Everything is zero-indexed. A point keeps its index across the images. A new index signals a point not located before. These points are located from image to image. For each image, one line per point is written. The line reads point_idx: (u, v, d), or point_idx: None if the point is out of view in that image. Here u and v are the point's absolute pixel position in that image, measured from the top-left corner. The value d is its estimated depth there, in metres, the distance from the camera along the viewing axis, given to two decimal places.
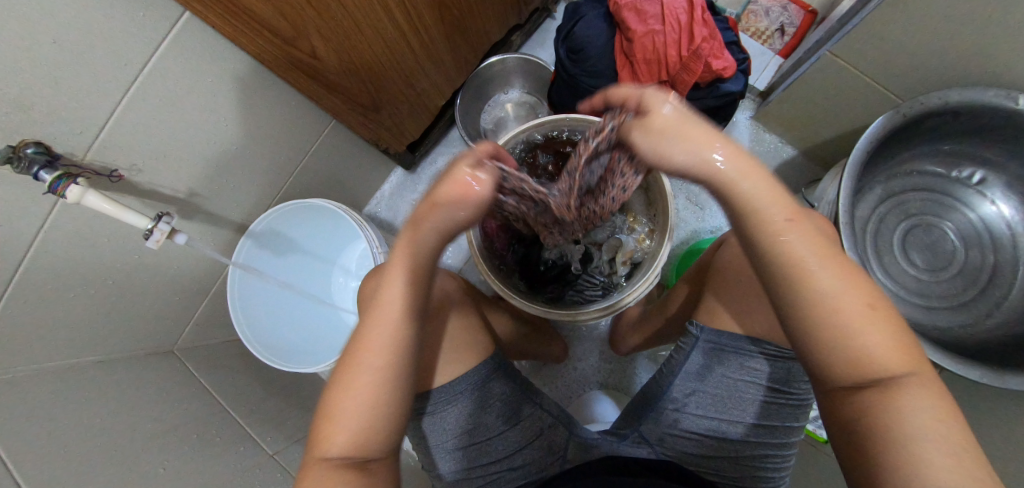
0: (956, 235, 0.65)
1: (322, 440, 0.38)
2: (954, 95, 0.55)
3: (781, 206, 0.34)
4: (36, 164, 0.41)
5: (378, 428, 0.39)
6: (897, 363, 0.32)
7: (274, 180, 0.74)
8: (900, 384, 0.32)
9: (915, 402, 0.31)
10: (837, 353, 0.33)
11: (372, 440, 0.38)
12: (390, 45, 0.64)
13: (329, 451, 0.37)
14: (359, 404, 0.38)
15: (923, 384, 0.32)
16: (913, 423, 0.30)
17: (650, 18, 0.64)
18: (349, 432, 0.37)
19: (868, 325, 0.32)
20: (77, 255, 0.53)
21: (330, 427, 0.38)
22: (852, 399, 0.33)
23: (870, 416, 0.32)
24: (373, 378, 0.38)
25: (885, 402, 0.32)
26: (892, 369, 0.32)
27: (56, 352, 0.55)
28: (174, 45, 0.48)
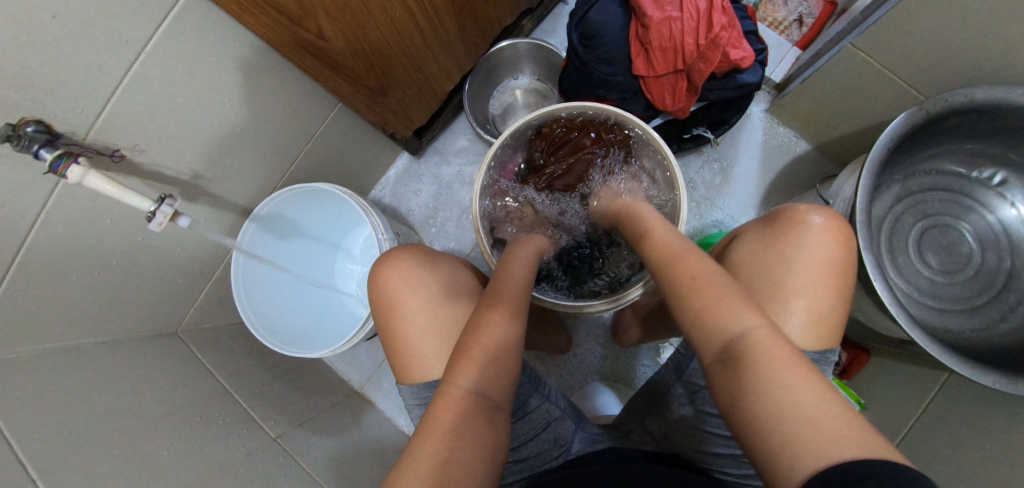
0: (973, 237, 0.64)
1: (458, 373, 0.42)
2: (982, 93, 0.52)
3: (666, 237, 0.51)
4: (37, 143, 0.40)
5: (500, 378, 0.43)
6: (744, 323, 0.36)
7: (278, 162, 0.73)
8: (750, 346, 0.35)
9: (788, 372, 0.32)
10: (704, 332, 0.38)
11: (499, 385, 0.43)
12: (398, 26, 0.62)
13: (468, 385, 0.41)
14: (489, 354, 0.44)
15: (772, 345, 0.34)
16: (765, 385, 0.32)
17: (668, 4, 0.61)
18: (485, 372, 0.42)
19: (727, 309, 0.37)
20: (80, 236, 0.52)
21: (469, 364, 0.42)
22: (720, 373, 0.35)
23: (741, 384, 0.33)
24: (499, 331, 0.46)
25: (754, 375, 0.33)
26: (739, 330, 0.36)
27: (59, 333, 0.54)
28: (176, 22, 0.46)
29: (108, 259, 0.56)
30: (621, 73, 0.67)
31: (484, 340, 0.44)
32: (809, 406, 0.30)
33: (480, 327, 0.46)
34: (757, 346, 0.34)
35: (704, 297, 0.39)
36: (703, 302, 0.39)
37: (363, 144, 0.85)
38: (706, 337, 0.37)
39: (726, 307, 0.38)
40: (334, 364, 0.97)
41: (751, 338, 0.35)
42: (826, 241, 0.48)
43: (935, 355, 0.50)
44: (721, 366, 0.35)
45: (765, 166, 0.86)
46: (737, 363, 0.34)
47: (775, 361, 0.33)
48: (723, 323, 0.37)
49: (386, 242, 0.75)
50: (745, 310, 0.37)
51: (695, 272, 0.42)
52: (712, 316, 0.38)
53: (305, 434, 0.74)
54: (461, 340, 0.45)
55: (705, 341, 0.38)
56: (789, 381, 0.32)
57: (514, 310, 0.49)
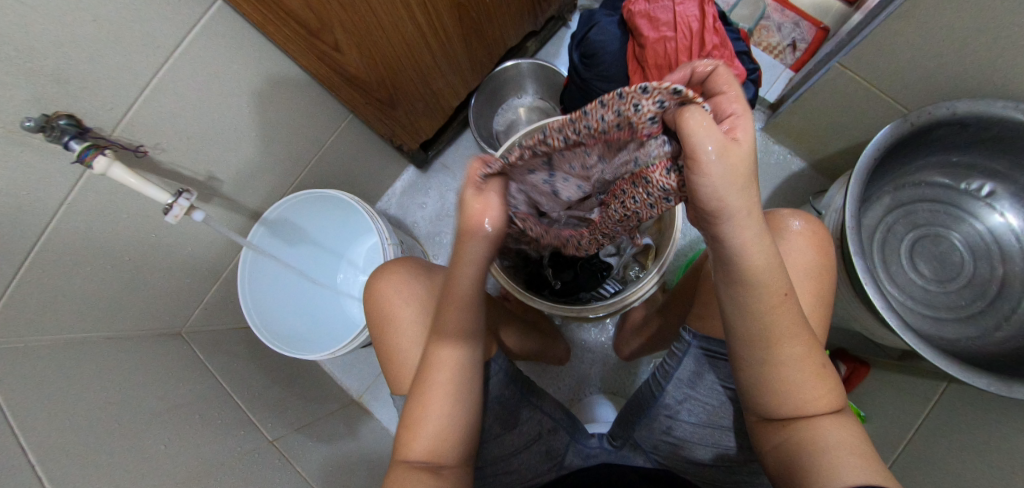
0: (964, 246, 0.65)
1: (404, 445, 0.45)
2: (961, 106, 0.55)
3: (785, 282, 0.37)
4: (67, 134, 0.43)
5: (453, 439, 0.45)
6: (817, 402, 0.40)
7: (291, 168, 0.76)
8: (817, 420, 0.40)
9: (836, 439, 0.38)
10: (792, 404, 0.40)
11: (446, 447, 0.45)
12: (410, 43, 0.67)
13: (412, 454, 0.44)
14: (444, 414, 0.45)
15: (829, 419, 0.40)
16: (815, 451, 0.38)
17: (662, 25, 0.66)
18: (430, 436, 0.44)
19: (817, 390, 0.40)
20: (99, 228, 0.54)
21: (414, 432, 0.44)
22: (796, 439, 0.40)
23: (802, 445, 0.39)
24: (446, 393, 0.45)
25: (813, 440, 0.39)
26: (816, 409, 0.40)
27: (68, 324, 0.55)
28: (204, 30, 0.50)
29: (122, 254, 0.58)
30: (619, 89, 0.70)
31: (430, 403, 0.45)
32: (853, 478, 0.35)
33: (422, 391, 0.45)
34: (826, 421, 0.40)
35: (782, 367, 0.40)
36: (781, 371, 0.40)
37: (372, 155, 0.88)
38: (786, 407, 0.40)
39: (796, 375, 0.40)
40: (333, 372, 0.97)
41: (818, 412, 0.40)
42: (802, 246, 0.49)
43: (930, 358, 0.51)
44: (784, 425, 0.41)
45: (762, 182, 0.89)
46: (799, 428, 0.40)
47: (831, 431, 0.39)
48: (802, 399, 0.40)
49: (390, 247, 0.76)
50: (824, 389, 0.40)
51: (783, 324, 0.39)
52: (799, 394, 0.40)
53: (302, 439, 0.74)
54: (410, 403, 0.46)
55: (775, 404, 0.41)
56: (840, 451, 0.37)
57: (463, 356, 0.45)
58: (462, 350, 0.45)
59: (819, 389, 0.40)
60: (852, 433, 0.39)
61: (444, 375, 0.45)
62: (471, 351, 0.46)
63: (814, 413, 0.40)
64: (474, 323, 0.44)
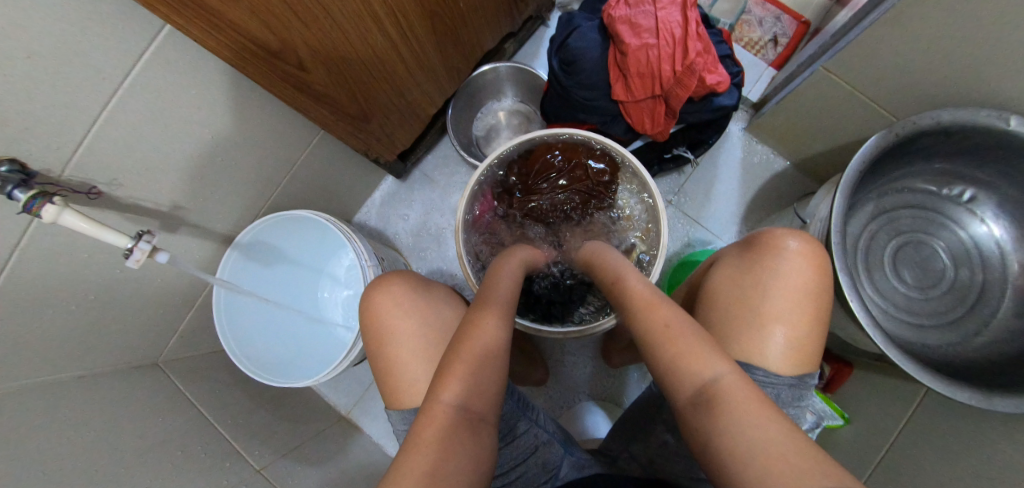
0: (946, 252, 0.66)
1: (441, 387, 0.39)
2: (946, 115, 0.54)
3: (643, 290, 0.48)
4: (10, 183, 0.40)
5: (492, 396, 0.41)
6: (707, 369, 0.37)
7: (262, 189, 0.73)
8: (717, 391, 0.35)
9: (754, 427, 0.32)
10: (679, 377, 0.38)
11: (484, 396, 0.40)
12: (380, 56, 0.63)
13: (451, 398, 0.38)
14: (487, 365, 0.42)
15: (735, 386, 0.35)
16: (730, 440, 0.32)
17: (643, 31, 0.63)
18: (470, 383, 0.39)
19: (698, 357, 0.38)
20: (57, 271, 0.51)
21: (450, 376, 0.39)
22: (698, 420, 0.35)
23: (716, 430, 0.34)
24: (485, 344, 0.43)
25: (727, 426, 0.33)
26: (704, 376, 0.37)
27: (38, 369, 0.53)
28: (154, 57, 0.46)
29: (87, 293, 0.56)
30: (600, 98, 0.68)
31: (470, 350, 0.42)
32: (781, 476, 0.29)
33: (461, 343, 0.42)
34: (727, 394, 0.35)
35: (667, 345, 0.40)
36: (670, 350, 0.40)
37: (348, 167, 0.86)
38: (680, 383, 0.38)
39: (684, 351, 0.39)
40: (320, 390, 0.96)
41: (720, 385, 0.35)
42: (801, 265, 0.49)
43: (913, 374, 0.51)
44: (697, 412, 0.36)
45: (745, 183, 0.88)
46: (710, 409, 0.35)
47: (739, 407, 0.33)
48: (694, 371, 0.37)
49: (370, 269, 0.74)
50: (715, 357, 0.38)
51: (658, 316, 0.44)
52: (687, 363, 0.38)
53: (290, 464, 0.73)
54: (449, 350, 0.42)
55: (680, 387, 0.38)
56: (752, 434, 0.32)
57: (499, 327, 0.45)
58: (501, 320, 0.46)
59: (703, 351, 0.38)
60: (771, 416, 0.33)
61: (488, 330, 0.44)
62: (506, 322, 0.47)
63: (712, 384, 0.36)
64: (506, 309, 0.49)
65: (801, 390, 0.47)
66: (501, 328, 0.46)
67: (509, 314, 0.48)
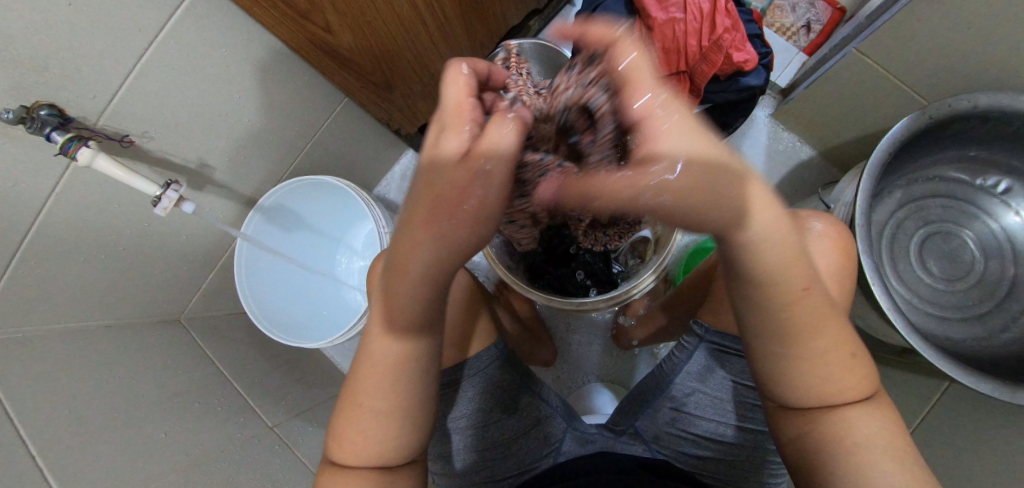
0: (976, 244, 0.64)
1: (338, 458, 0.39)
2: (984, 99, 0.52)
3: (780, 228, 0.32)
4: (49, 125, 0.41)
5: (404, 446, 0.40)
6: (850, 388, 0.35)
7: (285, 154, 0.74)
8: (855, 407, 0.35)
9: (880, 431, 0.34)
10: (812, 390, 0.36)
11: (387, 460, 0.40)
12: (405, 24, 0.63)
13: (348, 467, 0.39)
14: (390, 412, 0.39)
15: (871, 405, 0.35)
16: (854, 444, 0.34)
17: (671, 5, 0.62)
18: (365, 451, 0.39)
19: (844, 370, 0.35)
20: (90, 219, 0.53)
21: (346, 446, 0.39)
22: (822, 425, 0.36)
23: (830, 432, 0.35)
24: (384, 397, 0.38)
25: (848, 421, 0.35)
26: (846, 394, 0.35)
27: (66, 313, 0.56)
28: (187, 13, 0.47)
29: (117, 244, 0.58)
30: None
31: (369, 403, 0.38)
32: (898, 473, 0.32)
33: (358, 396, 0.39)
34: (863, 409, 0.35)
35: (807, 351, 0.35)
36: (807, 349, 0.35)
37: (369, 138, 0.86)
38: (810, 394, 0.36)
39: (821, 352, 0.35)
40: (333, 357, 0.98)
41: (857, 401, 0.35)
42: (825, 247, 0.48)
43: (936, 362, 0.50)
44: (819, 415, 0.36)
45: (769, 171, 0.86)
46: (836, 413, 0.35)
47: (875, 423, 0.35)
48: (833, 389, 0.35)
49: (387, 236, 0.76)
50: (855, 373, 0.36)
51: (811, 303, 0.34)
52: (829, 383, 0.35)
53: (302, 424, 0.75)
54: (345, 394, 0.40)
55: (813, 391, 0.36)
56: (886, 446, 0.33)
57: (401, 355, 0.38)
58: (414, 338, 0.37)
59: (842, 365, 0.35)
60: (892, 421, 0.35)
61: (388, 358, 0.38)
62: (421, 340, 0.38)
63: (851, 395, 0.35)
64: (424, 318, 0.35)
65: None
66: (405, 355, 0.38)
67: (436, 316, 0.37)
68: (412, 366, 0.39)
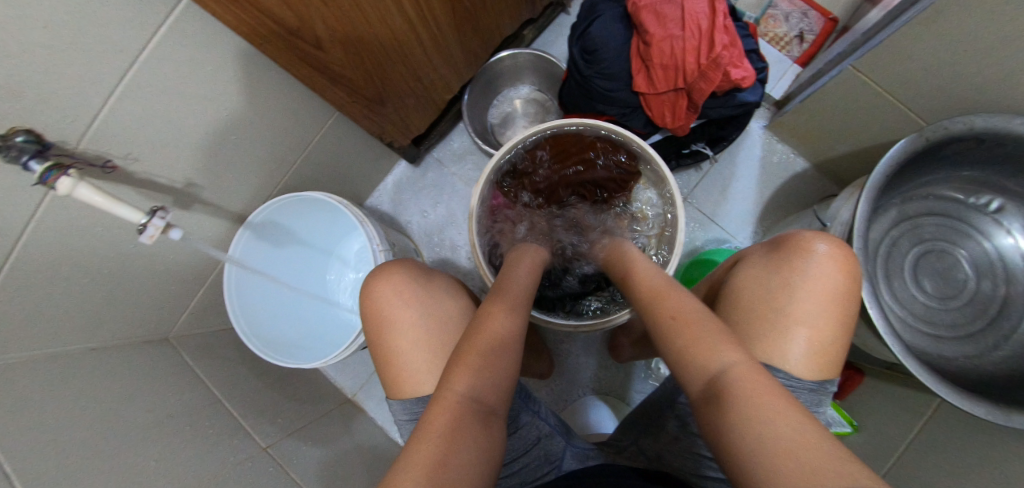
0: (968, 262, 0.64)
1: (455, 377, 0.36)
2: (980, 121, 0.52)
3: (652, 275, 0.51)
4: (26, 153, 0.39)
5: (498, 389, 0.37)
6: (716, 360, 0.36)
7: (275, 169, 0.72)
8: (726, 383, 0.34)
9: (758, 407, 0.31)
10: (690, 373, 0.37)
11: (496, 397, 0.37)
12: (398, 38, 0.62)
13: (463, 388, 0.35)
14: (503, 358, 0.40)
15: (740, 374, 0.34)
16: (739, 425, 0.31)
17: (669, 22, 0.61)
18: (484, 377, 0.37)
19: (707, 345, 0.37)
20: (71, 244, 0.51)
21: (462, 367, 0.37)
22: (709, 415, 0.34)
23: (718, 416, 0.33)
24: (501, 341, 0.41)
25: (728, 406, 0.32)
26: (714, 368, 0.35)
27: (49, 340, 0.54)
28: (170, 32, 0.45)
29: (99, 267, 0.56)
30: (622, 89, 0.66)
31: (492, 339, 0.40)
32: (788, 446, 0.28)
33: (478, 332, 0.41)
34: (735, 382, 0.33)
35: (672, 337, 0.40)
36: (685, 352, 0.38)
37: (361, 150, 0.85)
38: (690, 376, 0.37)
39: (690, 341, 0.38)
40: (326, 371, 0.97)
41: (728, 374, 0.34)
42: (828, 272, 0.48)
43: (930, 386, 0.50)
44: (706, 406, 0.34)
45: (763, 183, 0.86)
46: (717, 398, 0.33)
47: (749, 393, 0.32)
48: (701, 363, 0.36)
49: (381, 254, 0.74)
50: (722, 344, 0.36)
51: (677, 305, 0.43)
52: (693, 356, 0.37)
53: (296, 443, 0.74)
54: (465, 336, 0.40)
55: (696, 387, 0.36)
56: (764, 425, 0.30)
57: (517, 319, 0.45)
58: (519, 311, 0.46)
59: (706, 342, 0.37)
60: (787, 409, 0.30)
61: (506, 320, 0.43)
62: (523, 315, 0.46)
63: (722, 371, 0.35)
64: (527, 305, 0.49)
65: (819, 397, 0.47)
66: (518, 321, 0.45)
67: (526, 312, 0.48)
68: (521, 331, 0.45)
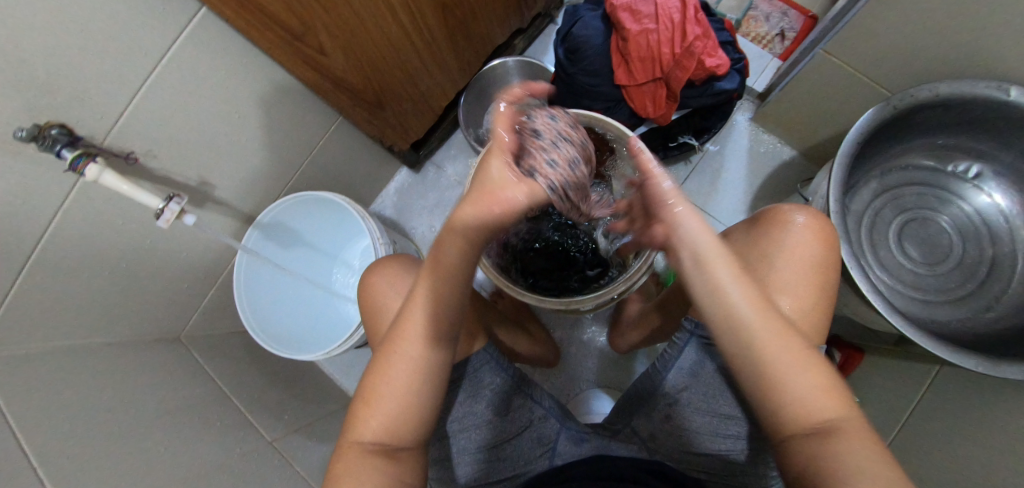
0: (953, 228, 0.66)
1: (355, 428, 0.41)
2: (944, 87, 0.56)
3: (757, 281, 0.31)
4: (60, 143, 0.44)
5: (407, 427, 0.41)
6: (830, 407, 0.31)
7: (283, 171, 0.77)
8: (834, 426, 0.31)
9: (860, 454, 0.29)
10: (796, 417, 0.32)
11: (402, 434, 0.41)
12: (396, 46, 0.67)
13: (362, 437, 0.41)
14: (402, 396, 0.41)
15: (854, 427, 0.31)
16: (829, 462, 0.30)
17: (644, 17, 0.66)
18: (382, 420, 0.41)
19: (825, 395, 0.31)
20: (94, 236, 0.55)
21: (364, 415, 0.41)
22: (807, 456, 0.31)
23: (809, 449, 0.31)
24: (400, 379, 0.41)
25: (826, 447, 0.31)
26: (827, 412, 0.31)
27: (67, 330, 0.57)
28: (190, 38, 0.51)
29: (117, 260, 0.59)
30: (605, 83, 0.71)
31: (390, 385, 0.41)
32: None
33: (377, 376, 0.42)
34: (847, 430, 0.31)
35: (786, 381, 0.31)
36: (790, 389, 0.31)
37: (363, 156, 0.89)
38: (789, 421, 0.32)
39: (812, 391, 0.31)
40: (331, 374, 0.98)
41: (839, 424, 0.31)
42: (808, 240, 0.50)
43: (922, 343, 0.51)
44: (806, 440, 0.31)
45: (753, 172, 0.89)
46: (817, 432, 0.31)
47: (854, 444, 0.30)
48: (812, 411, 0.31)
49: (382, 247, 0.77)
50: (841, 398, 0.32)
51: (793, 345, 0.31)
52: (807, 407, 0.31)
53: (301, 439, 0.75)
54: (366, 381, 0.43)
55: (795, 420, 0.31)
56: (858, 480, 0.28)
57: (423, 352, 0.42)
58: (432, 349, 0.42)
59: (820, 381, 0.31)
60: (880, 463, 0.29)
61: (405, 359, 0.42)
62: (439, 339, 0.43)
63: (832, 415, 0.31)
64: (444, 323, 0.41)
65: None
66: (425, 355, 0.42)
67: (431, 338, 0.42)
68: (430, 363, 0.42)
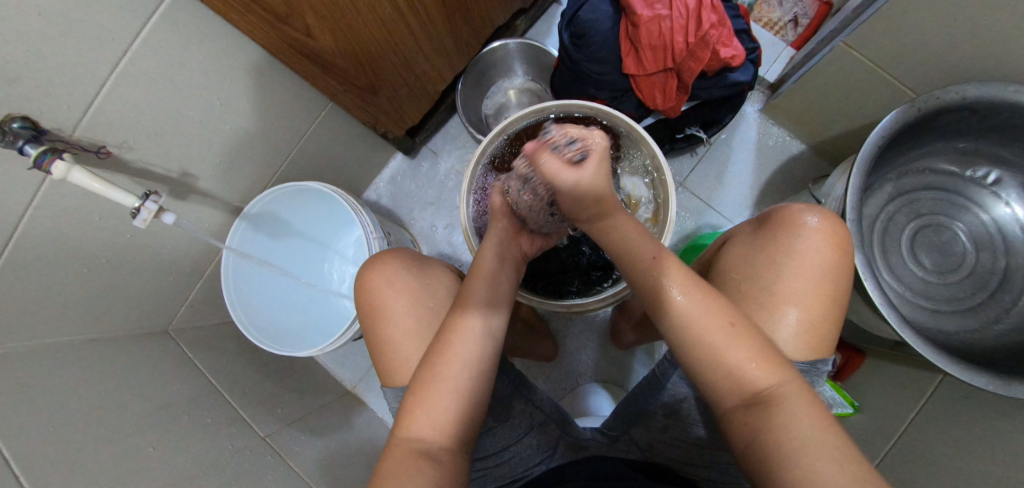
0: (967, 237, 0.65)
1: (405, 422, 0.42)
2: (972, 90, 0.53)
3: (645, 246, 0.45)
4: (22, 138, 0.40)
5: (456, 422, 0.42)
6: (762, 377, 0.38)
7: (271, 159, 0.73)
8: (773, 397, 0.38)
9: (806, 430, 0.35)
10: (734, 384, 0.39)
11: (452, 429, 0.42)
12: (390, 28, 0.63)
13: (413, 432, 0.41)
14: (461, 391, 0.43)
15: (791, 392, 0.38)
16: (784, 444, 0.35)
17: (657, 2, 0.61)
18: (436, 416, 0.41)
19: (758, 363, 0.39)
20: (68, 232, 0.52)
21: (416, 409, 0.42)
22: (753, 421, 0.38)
23: (772, 435, 0.36)
24: (457, 370, 0.43)
25: (781, 427, 0.36)
26: (760, 384, 0.38)
27: (50, 329, 0.55)
28: (163, 20, 0.46)
29: (97, 256, 0.56)
30: (611, 72, 0.66)
31: (444, 376, 0.43)
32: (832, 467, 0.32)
33: (431, 366, 0.43)
34: (785, 400, 0.37)
35: (714, 349, 0.40)
36: (721, 355, 0.40)
37: (355, 142, 0.86)
38: (729, 389, 0.40)
39: (738, 359, 0.39)
40: (325, 363, 0.98)
41: (779, 393, 0.38)
42: (820, 243, 0.47)
43: (930, 358, 0.50)
44: (750, 412, 0.38)
45: (759, 166, 0.86)
46: (767, 409, 0.37)
47: (802, 418, 0.36)
48: (749, 382, 0.39)
49: (375, 241, 0.74)
50: (777, 364, 0.39)
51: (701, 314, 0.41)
52: (740, 378, 0.39)
53: (294, 433, 0.74)
54: (418, 373, 0.44)
55: (732, 389, 0.39)
56: (813, 451, 0.33)
57: (477, 332, 0.46)
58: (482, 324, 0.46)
59: (744, 352, 0.39)
60: (826, 425, 0.35)
61: (461, 353, 0.44)
62: (488, 320, 0.47)
63: (767, 386, 0.38)
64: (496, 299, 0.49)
65: (813, 376, 0.47)
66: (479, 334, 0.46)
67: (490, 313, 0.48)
68: (484, 342, 0.46)
